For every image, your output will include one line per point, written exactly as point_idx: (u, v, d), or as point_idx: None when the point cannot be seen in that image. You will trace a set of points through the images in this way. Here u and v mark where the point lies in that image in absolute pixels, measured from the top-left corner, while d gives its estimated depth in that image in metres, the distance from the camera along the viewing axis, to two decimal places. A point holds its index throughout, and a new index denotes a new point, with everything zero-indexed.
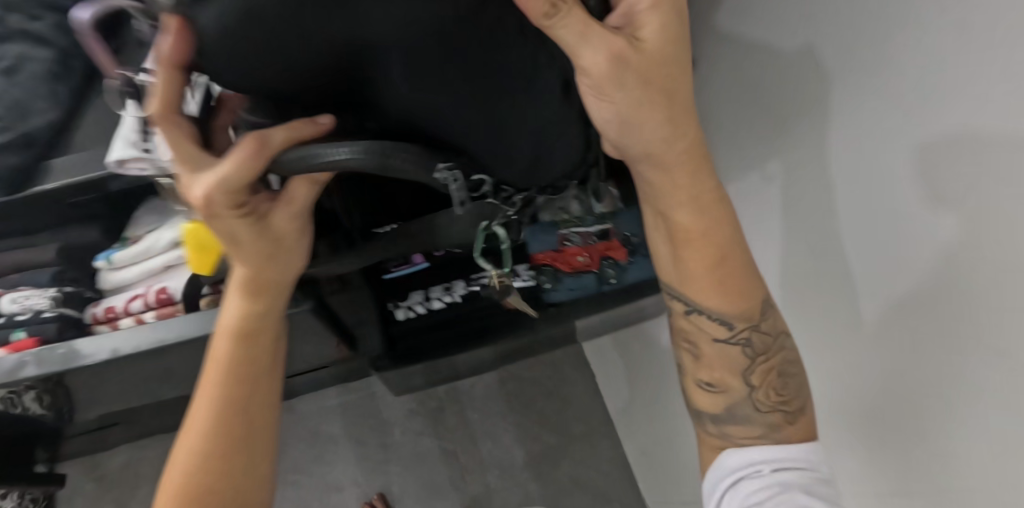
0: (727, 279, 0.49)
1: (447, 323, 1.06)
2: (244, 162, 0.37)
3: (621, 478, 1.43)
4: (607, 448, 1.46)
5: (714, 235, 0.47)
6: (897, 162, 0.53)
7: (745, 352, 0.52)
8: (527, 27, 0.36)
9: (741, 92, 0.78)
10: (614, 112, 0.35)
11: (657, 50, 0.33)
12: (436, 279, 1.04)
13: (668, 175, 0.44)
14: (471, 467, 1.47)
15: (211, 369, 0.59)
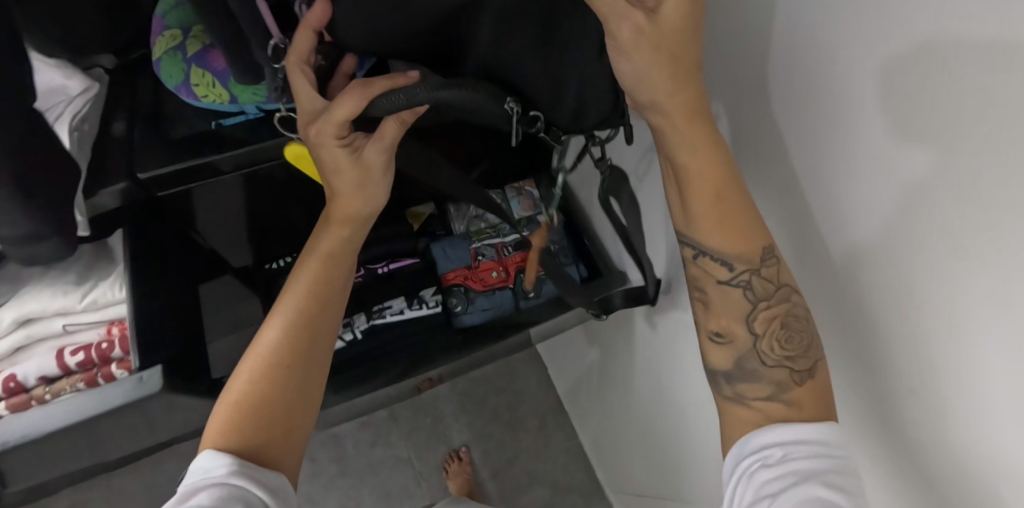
0: (730, 217, 0.51)
1: (368, 358, 0.93)
2: (349, 102, 0.47)
3: (573, 465, 1.49)
4: (559, 431, 1.52)
5: (716, 173, 0.50)
6: (865, 99, 0.41)
7: (747, 295, 0.53)
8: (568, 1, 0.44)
9: None
10: (632, 67, 0.44)
11: (669, 19, 0.41)
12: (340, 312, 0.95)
13: (674, 124, 0.48)
14: (426, 472, 1.44)
15: (289, 294, 0.58)
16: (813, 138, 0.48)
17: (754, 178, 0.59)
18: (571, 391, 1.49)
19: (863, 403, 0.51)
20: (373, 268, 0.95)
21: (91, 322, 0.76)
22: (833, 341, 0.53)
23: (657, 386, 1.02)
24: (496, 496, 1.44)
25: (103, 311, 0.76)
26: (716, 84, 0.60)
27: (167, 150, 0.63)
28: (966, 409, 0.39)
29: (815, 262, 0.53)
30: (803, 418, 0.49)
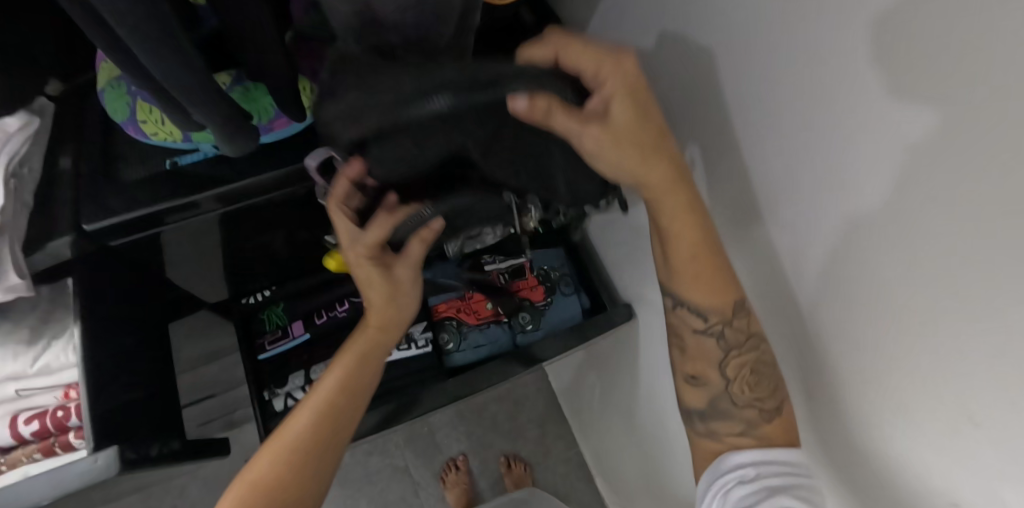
0: (705, 275, 0.53)
1: None
2: (380, 229, 0.54)
3: (574, 475, 1.46)
4: (558, 440, 1.50)
5: (698, 233, 0.51)
6: (858, 56, 0.35)
7: (719, 345, 0.56)
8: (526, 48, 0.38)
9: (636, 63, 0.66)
10: (601, 142, 0.42)
11: (622, 117, 0.42)
12: (319, 354, 0.84)
13: (658, 190, 0.49)
14: (423, 482, 1.42)
15: (322, 388, 0.59)
16: (793, 98, 0.43)
17: (727, 141, 0.54)
18: (571, 401, 1.45)
19: (840, 379, 0.49)
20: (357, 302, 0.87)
21: (45, 385, 0.64)
22: (810, 313, 0.50)
23: (661, 411, 0.98)
24: None
25: (58, 375, 0.63)
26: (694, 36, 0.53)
27: (128, 196, 0.62)
28: (961, 401, 0.36)
29: (793, 233, 0.49)
30: (772, 446, 0.53)
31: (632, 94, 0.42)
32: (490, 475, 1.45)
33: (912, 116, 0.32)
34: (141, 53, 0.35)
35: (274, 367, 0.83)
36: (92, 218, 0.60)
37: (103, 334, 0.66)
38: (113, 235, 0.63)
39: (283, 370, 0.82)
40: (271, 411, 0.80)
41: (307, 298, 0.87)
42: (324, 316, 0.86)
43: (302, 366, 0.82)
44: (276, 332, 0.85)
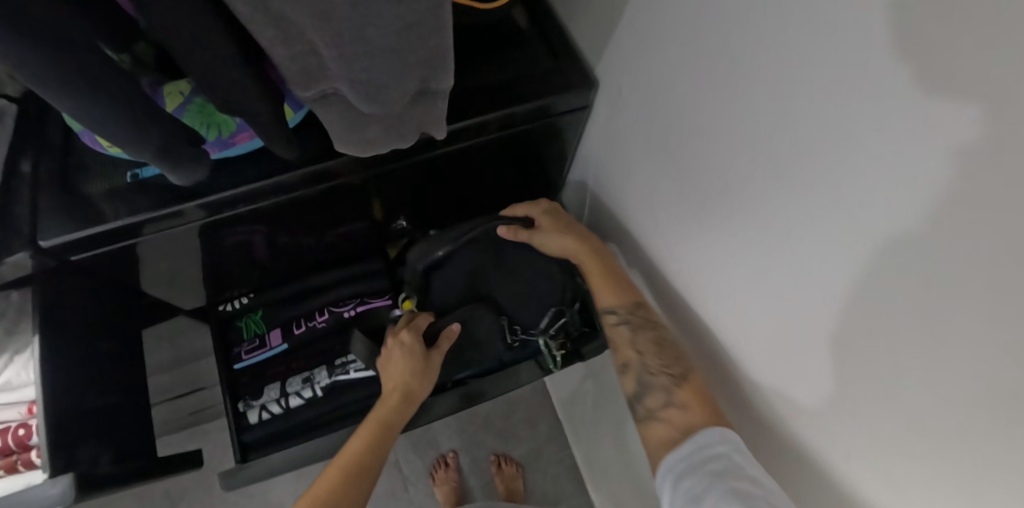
0: (612, 281, 0.74)
1: (325, 421, 0.80)
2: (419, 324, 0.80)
3: (564, 478, 1.46)
4: (551, 443, 1.49)
5: (603, 265, 0.76)
6: (890, 49, 0.29)
7: (626, 327, 0.70)
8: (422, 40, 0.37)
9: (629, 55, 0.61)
10: (559, 243, 0.79)
11: (550, 225, 0.81)
12: (296, 365, 0.82)
13: (594, 275, 0.75)
14: (412, 477, 1.43)
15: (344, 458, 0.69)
16: (793, 95, 0.38)
17: (723, 137, 0.50)
18: (565, 404, 1.44)
19: (828, 399, 0.46)
20: (338, 313, 0.85)
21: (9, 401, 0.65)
22: (801, 325, 0.47)
23: None
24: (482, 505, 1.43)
25: (19, 391, 0.64)
26: (692, 21, 0.48)
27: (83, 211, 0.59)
28: (1002, 445, 0.29)
29: (787, 241, 0.45)
30: (689, 415, 0.60)
31: (551, 212, 0.83)
32: (479, 473, 1.45)
33: (944, 118, 0.27)
34: (44, 97, 0.31)
35: (250, 377, 0.81)
36: (49, 234, 0.58)
37: (67, 350, 0.65)
38: (74, 250, 0.60)
39: (258, 380, 0.81)
40: (244, 424, 0.78)
41: (285, 307, 0.85)
42: (303, 327, 0.84)
43: (278, 378, 0.80)
44: (254, 341, 0.83)
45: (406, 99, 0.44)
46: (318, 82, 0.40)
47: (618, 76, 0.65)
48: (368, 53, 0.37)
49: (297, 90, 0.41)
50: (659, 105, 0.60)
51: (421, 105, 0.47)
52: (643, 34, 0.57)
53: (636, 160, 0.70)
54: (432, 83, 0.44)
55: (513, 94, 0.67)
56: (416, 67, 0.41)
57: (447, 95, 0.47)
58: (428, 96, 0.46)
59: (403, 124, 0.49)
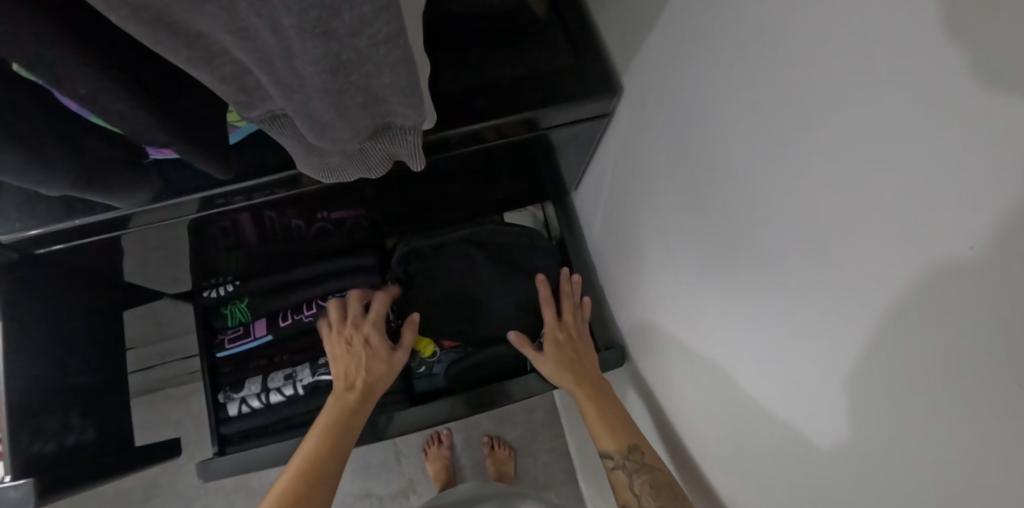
0: (594, 395, 0.76)
1: (305, 418, 0.78)
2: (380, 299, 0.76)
3: (555, 466, 1.46)
4: (546, 431, 1.48)
5: (589, 380, 0.78)
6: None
7: (625, 469, 0.68)
8: (357, 66, 0.28)
9: (664, 61, 0.52)
10: (551, 316, 0.83)
11: (546, 314, 0.84)
12: (280, 358, 0.81)
13: (580, 396, 0.76)
14: (404, 451, 1.45)
15: (324, 415, 0.70)
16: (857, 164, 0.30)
17: (767, 180, 0.41)
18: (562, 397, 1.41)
19: (840, 444, 0.40)
20: (326, 308, 0.81)
21: None
22: (822, 383, 0.41)
23: None
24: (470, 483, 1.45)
25: None
26: (746, 36, 0.39)
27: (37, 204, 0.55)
28: None
29: (828, 316, 0.38)
30: None
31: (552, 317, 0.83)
32: (471, 453, 1.47)
33: None
34: None
35: (231, 367, 0.80)
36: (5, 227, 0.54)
37: (35, 336, 0.63)
38: (44, 244, 0.57)
39: (240, 372, 0.79)
40: (224, 415, 0.77)
41: (271, 297, 0.81)
42: (289, 320, 0.81)
43: (259, 372, 0.79)
44: (237, 329, 0.81)
45: (359, 138, 0.35)
46: (260, 103, 0.34)
47: (645, 85, 0.56)
48: (300, 90, 0.30)
49: (243, 112, 0.35)
50: (689, 119, 0.51)
51: (384, 140, 0.38)
52: (678, 37, 0.48)
53: (653, 173, 0.62)
54: (393, 120, 0.35)
55: (518, 100, 0.58)
56: (363, 110, 0.32)
57: (422, 131, 0.37)
58: (392, 133, 0.37)
59: (364, 157, 0.39)
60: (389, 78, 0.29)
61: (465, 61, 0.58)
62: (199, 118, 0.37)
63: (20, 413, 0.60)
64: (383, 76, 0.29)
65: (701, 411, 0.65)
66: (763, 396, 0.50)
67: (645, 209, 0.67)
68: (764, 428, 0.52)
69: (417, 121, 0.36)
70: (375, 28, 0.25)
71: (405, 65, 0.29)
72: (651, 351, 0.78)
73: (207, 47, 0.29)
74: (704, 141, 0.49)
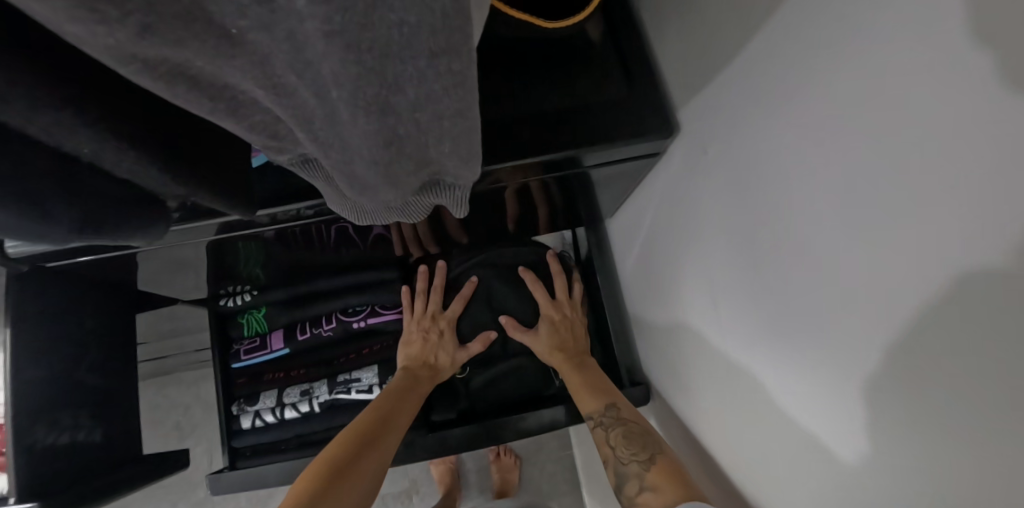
0: (581, 363, 0.77)
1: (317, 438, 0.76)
2: (460, 298, 0.83)
3: (560, 477, 1.44)
4: (554, 443, 1.46)
5: (575, 347, 0.80)
6: None
7: (602, 425, 0.67)
8: (414, 137, 0.23)
9: (729, 100, 0.46)
10: (542, 296, 0.83)
11: (538, 294, 0.83)
12: (296, 372, 0.79)
13: (565, 367, 0.77)
14: None
15: (384, 395, 0.71)
16: (977, 282, 0.26)
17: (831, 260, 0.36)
18: None
19: (865, 451, 0.36)
20: (346, 322, 0.79)
21: None
22: (839, 380, 0.37)
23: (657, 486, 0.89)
24: (474, 486, 1.44)
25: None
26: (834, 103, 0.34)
27: None
28: None
29: (890, 426, 0.33)
30: (676, 497, 0.53)
31: (541, 292, 0.84)
32: (476, 457, 1.45)
33: None
34: None
35: (246, 378, 0.78)
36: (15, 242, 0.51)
37: (46, 343, 0.61)
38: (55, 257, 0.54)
39: (255, 383, 0.78)
40: (237, 426, 0.76)
41: (290, 309, 0.79)
42: (307, 333, 0.78)
43: (275, 385, 0.77)
44: (254, 340, 0.79)
45: (405, 195, 0.31)
46: (293, 148, 0.30)
47: (705, 130, 0.51)
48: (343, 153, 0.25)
49: (272, 154, 0.31)
50: (748, 167, 0.45)
51: (428, 194, 0.33)
52: (750, 72, 0.43)
53: (692, 168, 0.56)
54: (442, 177, 0.30)
55: (566, 134, 0.53)
56: (413, 173, 0.28)
57: (471, 186, 0.33)
58: (440, 187, 0.32)
59: (404, 208, 0.35)
60: (447, 146, 0.25)
61: (509, 87, 0.53)
62: (223, 158, 0.33)
63: (29, 426, 0.58)
64: (441, 143, 0.25)
65: (723, 438, 0.59)
66: (783, 395, 0.45)
67: (684, 224, 0.61)
68: (780, 431, 0.47)
69: (469, 178, 0.31)
70: (439, 102, 0.21)
71: (467, 135, 0.25)
72: (677, 389, 0.72)
73: (233, 99, 0.24)
74: (747, 142, 0.45)
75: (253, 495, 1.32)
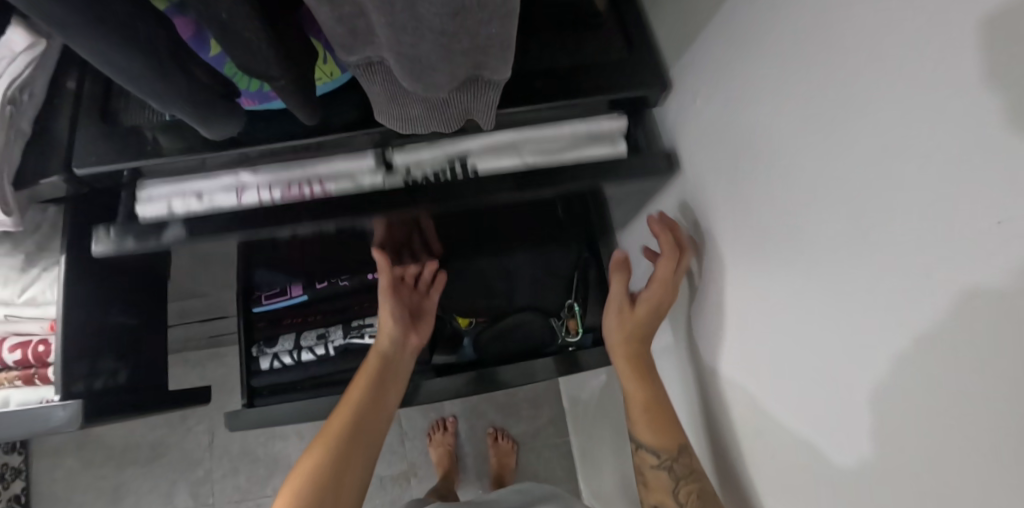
0: (654, 405, 0.75)
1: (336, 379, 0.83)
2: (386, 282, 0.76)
3: (556, 462, 1.47)
4: (551, 430, 1.50)
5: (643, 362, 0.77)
6: None
7: (670, 475, 0.70)
8: (471, 11, 0.31)
9: (725, 50, 0.56)
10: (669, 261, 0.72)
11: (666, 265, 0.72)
12: (313, 320, 0.84)
13: (636, 393, 0.76)
14: (411, 436, 1.46)
15: (354, 395, 0.71)
16: None
17: (812, 166, 0.45)
18: (571, 395, 1.43)
19: (859, 458, 0.44)
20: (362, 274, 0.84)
21: (32, 317, 0.65)
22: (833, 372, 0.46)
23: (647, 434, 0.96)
24: (471, 471, 1.46)
25: (43, 307, 0.65)
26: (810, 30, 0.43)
27: (121, 144, 0.58)
28: None
29: (855, 283, 0.42)
30: None
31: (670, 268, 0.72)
32: (474, 441, 1.48)
33: None
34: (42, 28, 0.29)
35: (266, 322, 0.83)
36: (81, 163, 0.57)
37: (92, 271, 0.67)
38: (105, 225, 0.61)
39: (274, 327, 0.82)
40: (257, 368, 0.80)
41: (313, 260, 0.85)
42: (324, 282, 0.84)
43: (293, 330, 0.82)
44: (275, 288, 0.84)
45: (451, 86, 0.38)
46: (362, 48, 0.37)
47: (699, 83, 0.62)
48: (413, 33, 0.32)
49: (343, 55, 0.38)
50: (743, 103, 0.55)
51: (466, 94, 0.40)
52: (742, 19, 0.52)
53: (705, 183, 0.66)
54: (482, 72, 0.38)
55: (576, 86, 0.61)
56: (464, 58, 0.35)
57: (502, 87, 0.40)
58: (478, 85, 0.39)
59: (445, 108, 0.42)
60: (494, 28, 0.33)
61: (534, 45, 0.63)
62: (298, 61, 0.40)
63: (73, 343, 0.62)
64: (490, 24, 0.32)
65: (730, 412, 0.67)
66: (789, 411, 0.54)
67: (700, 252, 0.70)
68: (783, 440, 0.56)
69: (503, 76, 0.38)
70: None
71: (507, 19, 0.33)
72: (678, 329, 0.81)
73: None
74: (758, 177, 0.54)
75: (252, 475, 1.34)
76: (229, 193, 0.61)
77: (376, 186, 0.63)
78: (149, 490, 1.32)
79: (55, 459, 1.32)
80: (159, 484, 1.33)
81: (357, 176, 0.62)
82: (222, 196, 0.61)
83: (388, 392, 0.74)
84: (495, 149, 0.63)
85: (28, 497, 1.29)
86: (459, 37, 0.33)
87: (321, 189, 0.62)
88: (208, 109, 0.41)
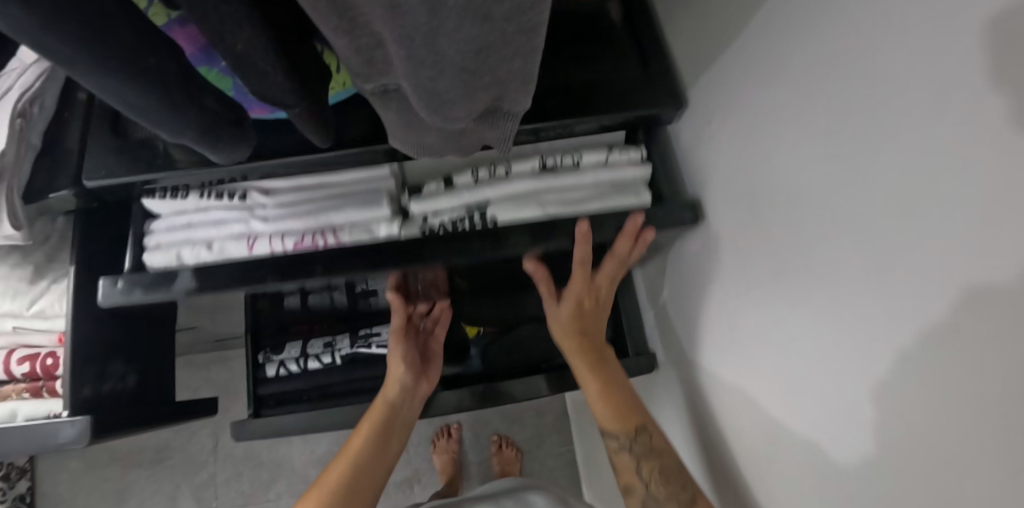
0: (612, 391, 0.75)
1: (341, 385, 0.82)
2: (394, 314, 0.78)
3: (560, 473, 1.46)
4: (555, 439, 1.49)
5: (605, 359, 0.78)
6: None
7: (632, 455, 0.70)
8: (494, 49, 0.30)
9: (741, 73, 0.55)
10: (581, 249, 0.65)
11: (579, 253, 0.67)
12: (320, 327, 0.84)
13: (589, 377, 0.76)
14: (415, 443, 1.46)
15: (359, 444, 0.72)
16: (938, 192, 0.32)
17: (818, 187, 0.45)
18: (575, 405, 1.42)
19: (862, 458, 0.43)
20: None
21: (42, 329, 0.65)
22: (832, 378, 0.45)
23: None
24: (475, 480, 1.45)
25: (52, 320, 0.65)
26: (822, 58, 0.43)
27: (133, 159, 0.58)
28: None
29: (858, 303, 0.41)
30: None
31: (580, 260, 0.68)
32: (478, 450, 1.48)
33: None
34: None
35: (273, 330, 0.82)
36: (93, 180, 0.58)
37: None
38: (114, 276, 0.61)
39: (281, 336, 0.82)
40: (263, 375, 0.81)
41: None
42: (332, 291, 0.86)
43: (300, 337, 0.83)
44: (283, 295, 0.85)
45: (471, 117, 0.37)
46: (378, 77, 0.36)
47: (712, 103, 0.61)
48: (433, 68, 0.31)
49: (358, 83, 0.37)
50: (759, 130, 0.54)
51: (485, 123, 0.40)
52: (759, 47, 0.52)
53: (709, 187, 0.65)
54: (502, 104, 0.37)
55: (587, 104, 0.61)
56: (485, 91, 0.34)
57: (521, 118, 0.39)
58: (497, 115, 0.38)
59: (462, 136, 0.41)
60: (518, 63, 0.32)
61: (545, 65, 0.63)
62: (314, 87, 0.39)
63: (82, 353, 0.62)
64: (514, 60, 0.31)
65: (731, 426, 0.66)
66: (790, 418, 0.53)
67: (704, 257, 0.69)
68: (787, 454, 0.54)
69: (523, 108, 0.37)
70: (525, 16, 0.28)
71: (533, 55, 0.32)
72: (680, 336, 0.80)
73: (351, 20, 0.30)
74: (762, 187, 0.54)
75: (256, 479, 1.34)
76: (240, 242, 0.62)
77: (392, 237, 0.63)
78: (152, 492, 1.33)
79: (61, 460, 1.32)
80: (163, 487, 1.33)
81: (374, 227, 0.63)
82: (231, 245, 0.62)
83: (393, 439, 0.76)
84: (511, 198, 0.65)
85: (33, 497, 1.30)
86: (482, 72, 0.32)
87: (334, 239, 0.62)
88: (221, 133, 0.41)
